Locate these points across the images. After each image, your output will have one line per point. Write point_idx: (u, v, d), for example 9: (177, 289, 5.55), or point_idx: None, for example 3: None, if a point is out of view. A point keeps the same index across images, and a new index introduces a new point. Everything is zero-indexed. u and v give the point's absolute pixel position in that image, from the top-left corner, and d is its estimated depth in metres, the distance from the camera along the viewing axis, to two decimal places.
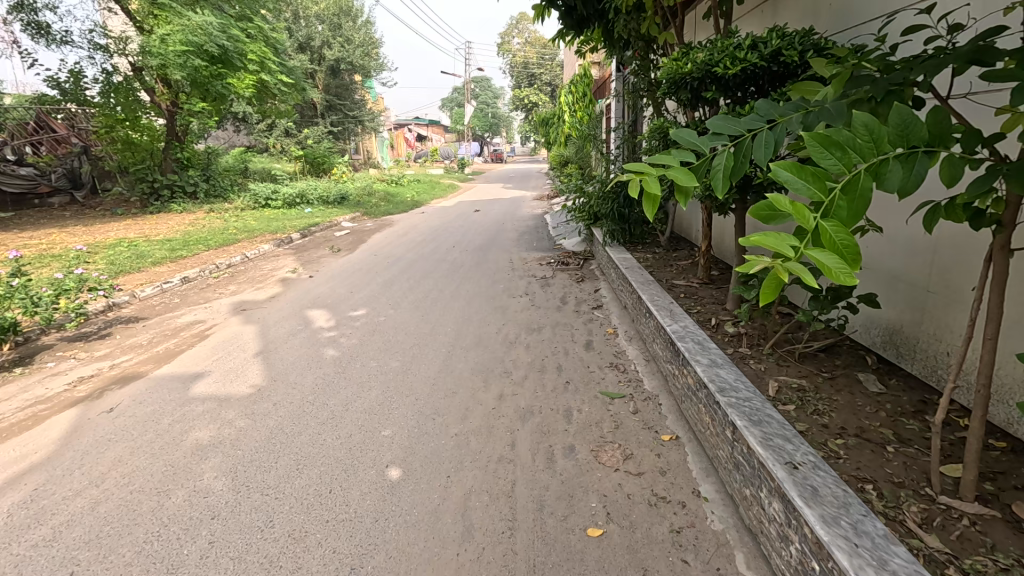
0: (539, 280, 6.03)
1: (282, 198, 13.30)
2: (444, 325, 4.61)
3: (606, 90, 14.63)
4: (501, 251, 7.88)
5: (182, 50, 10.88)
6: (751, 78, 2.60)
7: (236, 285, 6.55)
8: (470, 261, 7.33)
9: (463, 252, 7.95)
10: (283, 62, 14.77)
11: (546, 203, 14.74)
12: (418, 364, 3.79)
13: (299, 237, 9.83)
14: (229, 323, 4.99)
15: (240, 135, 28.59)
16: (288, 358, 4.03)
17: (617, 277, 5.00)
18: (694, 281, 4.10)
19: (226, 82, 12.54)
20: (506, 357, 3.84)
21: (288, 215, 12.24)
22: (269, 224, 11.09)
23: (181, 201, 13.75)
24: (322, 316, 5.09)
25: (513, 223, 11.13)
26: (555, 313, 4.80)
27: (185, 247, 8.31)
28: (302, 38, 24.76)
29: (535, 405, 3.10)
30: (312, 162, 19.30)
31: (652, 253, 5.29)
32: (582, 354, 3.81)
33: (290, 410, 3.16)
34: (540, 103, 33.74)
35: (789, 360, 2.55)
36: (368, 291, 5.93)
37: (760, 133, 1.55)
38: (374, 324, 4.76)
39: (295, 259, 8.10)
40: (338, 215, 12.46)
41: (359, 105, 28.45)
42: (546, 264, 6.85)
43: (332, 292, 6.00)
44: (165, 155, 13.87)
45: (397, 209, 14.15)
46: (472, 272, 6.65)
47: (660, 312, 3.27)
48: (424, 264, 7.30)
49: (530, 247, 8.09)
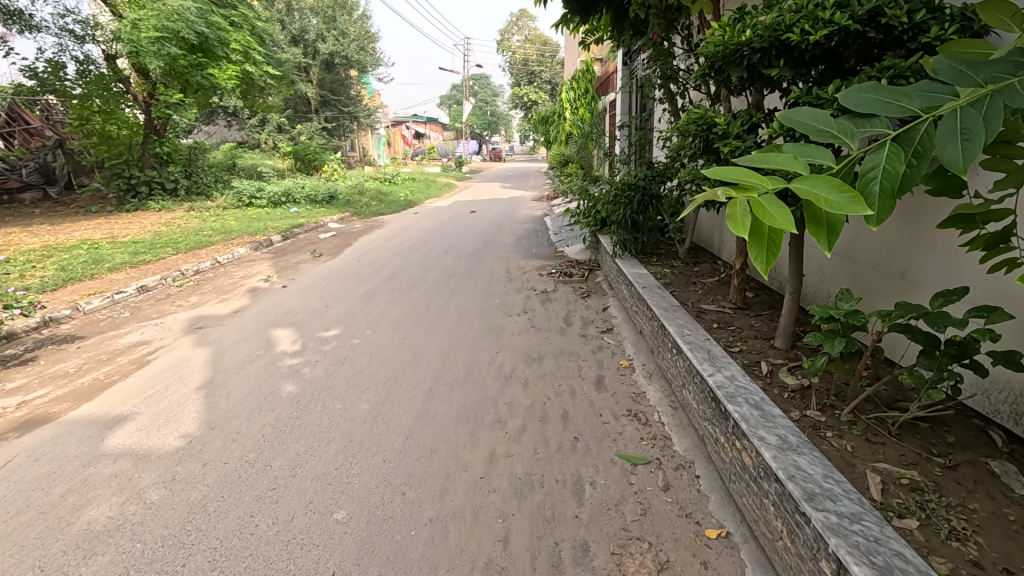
0: (539, 294, 5.35)
1: (267, 196, 12.59)
2: (427, 351, 3.91)
3: (609, 87, 14.02)
4: (497, 259, 7.18)
5: (156, 37, 10.25)
6: (835, 50, 1.91)
7: (198, 295, 5.83)
8: (463, 270, 6.64)
9: (455, 259, 7.25)
10: (270, 54, 14.04)
11: (546, 204, 14.06)
12: (392, 406, 3.10)
13: (280, 240, 9.12)
14: (178, 346, 4.27)
15: (231, 131, 27.80)
16: (236, 394, 3.33)
17: (629, 295, 4.33)
18: (725, 306, 3.43)
19: (208, 73, 11.82)
20: (500, 398, 3.15)
21: (272, 215, 11.51)
22: (251, 224, 10.38)
23: (160, 199, 13.01)
24: (288, 337, 4.39)
25: (511, 226, 10.45)
26: (558, 338, 4.11)
27: (151, 250, 7.58)
28: (296, 31, 24.00)
29: (535, 473, 2.41)
30: (303, 159, 18.59)
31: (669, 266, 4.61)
32: (592, 396, 3.13)
33: (221, 477, 2.46)
34: (540, 101, 33.06)
35: (883, 436, 1.88)
36: (344, 305, 5.22)
37: (951, 112, 0.87)
38: (345, 348, 4.06)
39: (271, 264, 7.39)
40: (325, 215, 11.77)
41: (355, 101, 27.69)
42: (547, 274, 6.18)
43: (304, 305, 5.30)
44: (144, 150, 13.12)
45: (389, 209, 13.45)
46: (464, 283, 5.95)
47: (695, 353, 2.58)
48: (411, 273, 6.60)
49: (529, 253, 7.41)
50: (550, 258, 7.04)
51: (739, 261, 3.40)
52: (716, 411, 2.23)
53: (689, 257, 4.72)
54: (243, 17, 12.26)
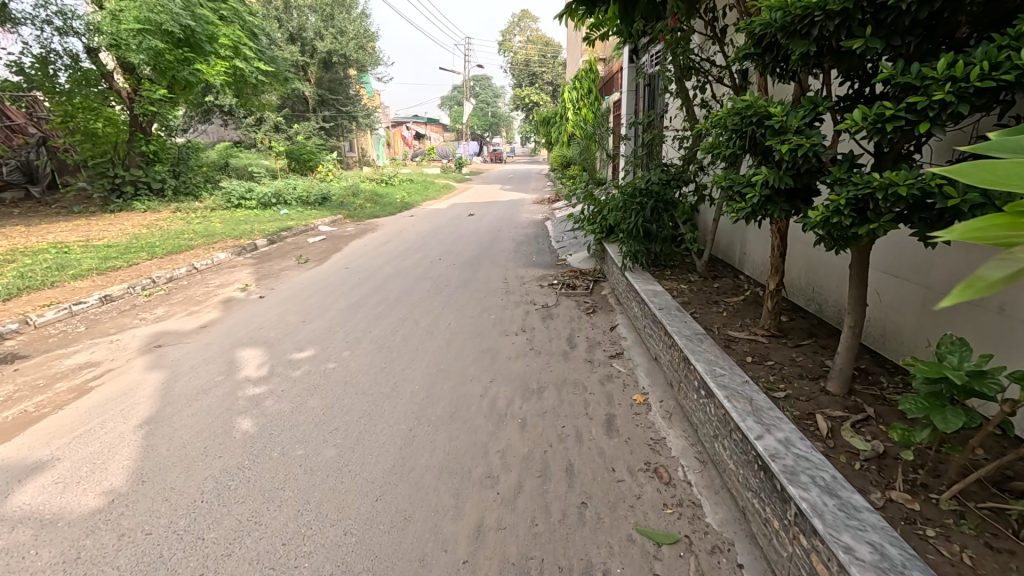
0: (539, 309, 4.85)
1: (256, 198, 12.11)
2: (412, 380, 3.41)
3: (613, 87, 13.58)
4: (494, 267, 6.67)
5: (138, 30, 9.83)
6: (944, 12, 1.38)
7: (165, 307, 5.33)
8: (457, 279, 6.14)
9: (449, 268, 6.74)
10: (262, 50, 13.57)
11: (546, 208, 13.55)
12: (362, 453, 2.60)
13: (265, 244, 8.63)
14: (129, 368, 3.77)
15: (227, 130, 27.32)
16: (182, 433, 2.83)
17: (641, 314, 3.83)
18: (757, 333, 2.93)
19: (195, 68, 11.35)
20: (492, 444, 2.64)
21: (260, 217, 11.01)
22: (237, 227, 9.90)
23: (147, 199, 12.52)
24: (255, 359, 3.88)
25: (510, 231, 9.96)
26: (561, 365, 3.60)
27: (124, 255, 7.08)
28: (293, 28, 23.56)
29: (533, 556, 1.91)
30: (298, 159, 18.13)
31: (686, 281, 4.11)
32: (602, 441, 2.63)
33: (139, 555, 1.96)
34: (542, 103, 32.68)
35: (1010, 542, 1.38)
36: (323, 320, 4.72)
37: None
38: (317, 375, 3.56)
39: (252, 271, 6.89)
40: (316, 218, 11.29)
41: (353, 101, 27.23)
42: (549, 286, 5.68)
43: (280, 319, 4.80)
44: (129, 148, 12.64)
45: (384, 212, 12.95)
46: (457, 296, 5.44)
47: (732, 401, 2.08)
48: (400, 283, 6.10)
49: (529, 261, 6.92)
50: (551, 267, 6.55)
51: (772, 281, 2.91)
52: (768, 486, 1.72)
53: (707, 271, 4.22)
54: (232, 12, 11.81)
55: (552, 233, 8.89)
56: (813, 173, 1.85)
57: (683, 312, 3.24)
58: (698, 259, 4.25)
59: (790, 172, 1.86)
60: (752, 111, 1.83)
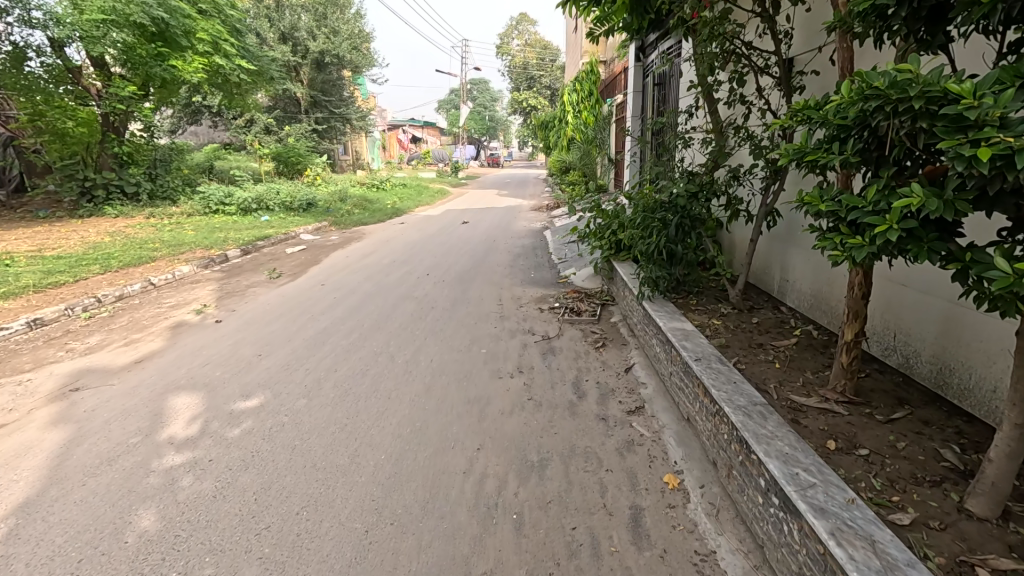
0: (540, 341, 4.13)
1: (236, 203, 11.37)
2: (378, 446, 2.68)
3: (616, 88, 12.93)
4: (488, 285, 5.95)
5: (101, 20, 9.17)
6: None
7: (102, 333, 4.57)
8: (445, 300, 5.41)
9: (437, 285, 6.01)
10: (246, 48, 12.84)
11: (545, 215, 12.84)
12: (294, 575, 1.86)
13: (237, 255, 7.89)
14: (27, 423, 3.01)
15: (216, 131, 26.51)
16: (56, 533, 2.09)
17: (665, 357, 3.11)
18: (829, 399, 2.22)
19: (169, 65, 10.61)
20: (475, 560, 1.91)
21: (238, 224, 10.29)
22: (210, 236, 9.14)
23: (119, 203, 11.75)
24: (188, 410, 3.14)
25: (506, 240, 9.25)
26: (567, 424, 2.87)
27: (72, 269, 6.32)
28: (285, 27, 22.83)
29: None
30: (287, 162, 17.40)
31: (718, 313, 3.40)
32: (627, 557, 1.91)
33: None
34: (540, 107, 32.13)
35: None
36: (282, 354, 3.97)
37: None
38: (259, 436, 2.82)
39: (216, 287, 6.14)
40: (298, 226, 10.57)
41: (347, 102, 26.49)
42: (550, 309, 4.97)
43: (232, 352, 4.06)
44: (102, 149, 11.88)
45: (372, 219, 12.21)
46: (443, 322, 4.71)
47: (842, 538, 1.36)
48: (380, 303, 5.36)
49: (527, 278, 6.21)
50: (552, 286, 5.84)
51: (850, 329, 2.18)
52: None
53: (742, 302, 3.50)
54: (213, 5, 11.12)
55: (552, 244, 8.20)
56: (995, 200, 1.15)
57: (725, 362, 2.51)
58: (731, 287, 3.53)
59: (965, 197, 1.13)
60: (916, 93, 1.13)
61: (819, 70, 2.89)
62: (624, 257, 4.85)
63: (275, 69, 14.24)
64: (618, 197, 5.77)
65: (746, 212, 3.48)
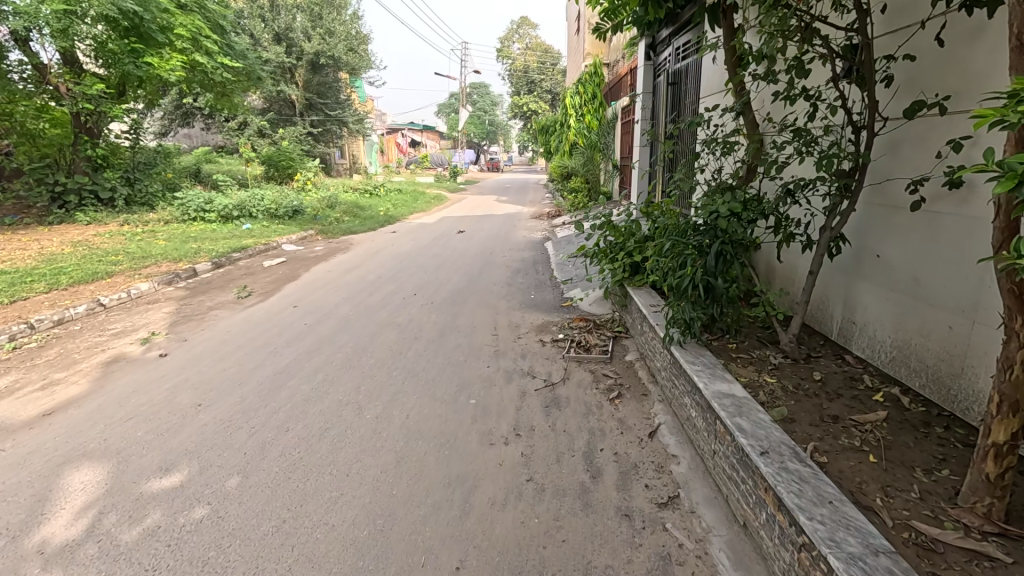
0: (541, 387, 3.41)
1: (216, 210, 10.68)
2: (318, 564, 1.95)
3: (622, 91, 12.27)
4: (482, 310, 5.21)
5: (65, 12, 8.48)
6: None
7: (20, 371, 3.85)
8: (432, 328, 4.70)
9: (425, 309, 5.29)
10: (229, 45, 12.17)
11: (546, 224, 12.11)
12: None
13: (207, 269, 7.18)
14: None
15: (209, 134, 25.83)
16: None
17: (705, 427, 2.39)
18: (974, 529, 1.49)
19: (144, 62, 9.94)
20: None
21: (216, 233, 9.60)
22: (183, 246, 8.43)
23: (92, 209, 11.02)
24: (83, 493, 2.42)
25: (504, 253, 8.55)
26: (579, 524, 2.15)
27: (12, 286, 5.60)
28: (279, 27, 22.18)
29: None
30: (277, 166, 16.69)
31: (770, 367, 2.68)
32: None
33: None
34: (541, 112, 31.55)
35: None
36: (226, 405, 3.25)
37: None
38: (162, 542, 2.09)
39: (173, 309, 5.43)
40: (281, 235, 9.87)
41: (343, 105, 25.83)
42: (553, 342, 4.25)
43: (166, 400, 3.33)
44: (74, 152, 11.18)
45: (363, 227, 11.50)
46: (428, 359, 3.98)
47: None
48: (356, 332, 4.63)
49: (527, 301, 5.49)
50: (555, 310, 5.13)
51: (1003, 427, 1.45)
52: None
53: (796, 348, 2.79)
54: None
55: (554, 258, 7.49)
56: None
57: (802, 454, 1.79)
58: (782, 330, 2.81)
59: None
60: None
61: (916, 54, 2.19)
62: (641, 282, 4.11)
63: (262, 68, 13.57)
64: (630, 209, 5.05)
65: (803, 237, 2.77)
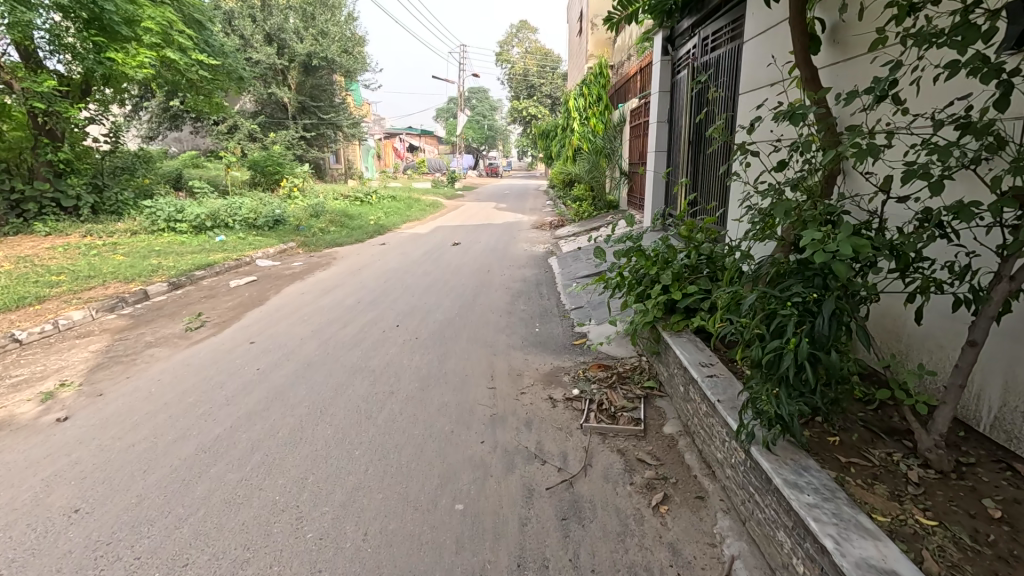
0: (554, 483, 2.49)
1: (188, 220, 9.75)
2: None
3: (631, 92, 11.39)
4: (476, 351, 4.27)
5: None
6: None
7: None
8: (414, 377, 3.76)
9: (407, 348, 4.37)
10: (206, 41, 11.25)
11: (548, 236, 11.17)
12: None
13: (161, 291, 6.25)
14: None
15: (198, 138, 24.86)
16: None
17: None
18: None
19: (106, 57, 9.00)
20: None
21: (185, 247, 8.67)
22: (141, 262, 7.50)
23: (53, 218, 10.06)
24: None
25: (503, 270, 7.63)
26: None
27: None
28: (270, 27, 21.29)
29: None
30: (264, 171, 15.78)
31: (912, 490, 1.74)
32: None
33: None
34: (541, 116, 30.82)
35: None
36: (113, 512, 2.31)
37: None
38: None
39: (102, 347, 4.48)
40: (256, 248, 8.95)
41: (337, 109, 24.92)
42: (567, 400, 3.32)
43: (31, 503, 2.39)
44: (33, 156, 10.22)
45: (349, 238, 10.58)
46: (403, 428, 3.04)
47: None
48: (318, 383, 3.70)
49: (530, 337, 4.56)
50: (565, 351, 4.20)
51: None
52: None
53: (942, 456, 1.86)
54: None
55: (561, 280, 6.58)
56: None
57: None
58: (918, 426, 1.89)
59: None
60: None
61: None
62: (679, 326, 3.15)
63: (245, 67, 12.67)
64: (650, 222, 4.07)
65: (956, 289, 1.82)
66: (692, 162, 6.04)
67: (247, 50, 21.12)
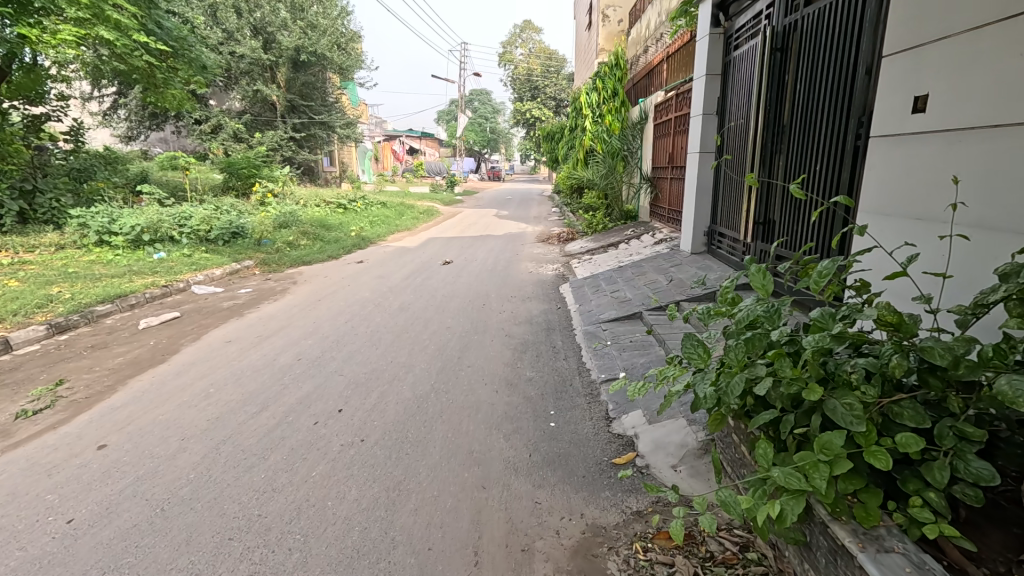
0: None
1: (123, 232, 8.08)
2: None
3: (655, 84, 9.73)
4: (452, 480, 2.56)
5: None
6: None
7: None
8: (334, 558, 2.05)
9: (341, 470, 2.66)
10: (156, 22, 9.86)
11: (557, 253, 9.45)
12: None
13: (30, 339, 4.55)
14: None
15: (181, 138, 23.26)
16: None
17: None
18: None
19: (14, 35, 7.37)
20: None
21: (108, 268, 7.00)
22: (36, 290, 5.81)
23: None
24: None
25: (504, 302, 5.92)
26: None
27: None
28: (256, 20, 19.65)
29: None
30: (238, 175, 14.13)
31: None
32: None
33: None
34: (545, 118, 29.23)
35: None
36: None
37: None
38: None
39: None
40: (199, 269, 7.26)
41: (330, 108, 23.23)
42: None
43: None
44: None
45: (321, 254, 8.88)
46: None
47: None
48: (155, 570, 2.00)
49: (546, 445, 2.85)
50: (605, 484, 2.50)
51: None
52: None
53: None
54: None
55: (582, 324, 4.91)
56: None
57: None
58: None
59: None
60: None
61: None
62: (877, 518, 1.44)
63: (207, 55, 11.40)
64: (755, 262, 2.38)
65: None
66: (766, 167, 4.40)
67: (229, 44, 19.49)
